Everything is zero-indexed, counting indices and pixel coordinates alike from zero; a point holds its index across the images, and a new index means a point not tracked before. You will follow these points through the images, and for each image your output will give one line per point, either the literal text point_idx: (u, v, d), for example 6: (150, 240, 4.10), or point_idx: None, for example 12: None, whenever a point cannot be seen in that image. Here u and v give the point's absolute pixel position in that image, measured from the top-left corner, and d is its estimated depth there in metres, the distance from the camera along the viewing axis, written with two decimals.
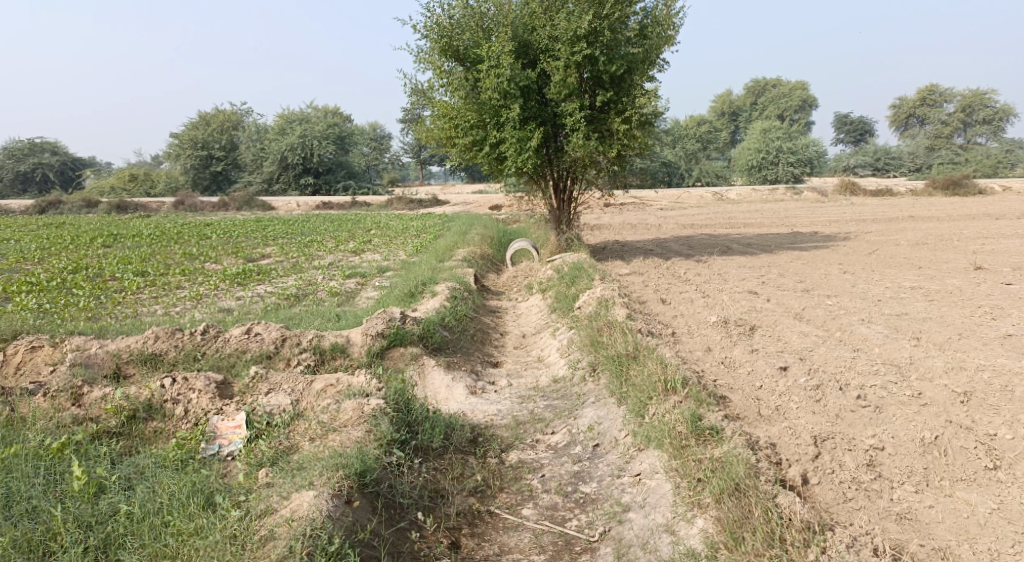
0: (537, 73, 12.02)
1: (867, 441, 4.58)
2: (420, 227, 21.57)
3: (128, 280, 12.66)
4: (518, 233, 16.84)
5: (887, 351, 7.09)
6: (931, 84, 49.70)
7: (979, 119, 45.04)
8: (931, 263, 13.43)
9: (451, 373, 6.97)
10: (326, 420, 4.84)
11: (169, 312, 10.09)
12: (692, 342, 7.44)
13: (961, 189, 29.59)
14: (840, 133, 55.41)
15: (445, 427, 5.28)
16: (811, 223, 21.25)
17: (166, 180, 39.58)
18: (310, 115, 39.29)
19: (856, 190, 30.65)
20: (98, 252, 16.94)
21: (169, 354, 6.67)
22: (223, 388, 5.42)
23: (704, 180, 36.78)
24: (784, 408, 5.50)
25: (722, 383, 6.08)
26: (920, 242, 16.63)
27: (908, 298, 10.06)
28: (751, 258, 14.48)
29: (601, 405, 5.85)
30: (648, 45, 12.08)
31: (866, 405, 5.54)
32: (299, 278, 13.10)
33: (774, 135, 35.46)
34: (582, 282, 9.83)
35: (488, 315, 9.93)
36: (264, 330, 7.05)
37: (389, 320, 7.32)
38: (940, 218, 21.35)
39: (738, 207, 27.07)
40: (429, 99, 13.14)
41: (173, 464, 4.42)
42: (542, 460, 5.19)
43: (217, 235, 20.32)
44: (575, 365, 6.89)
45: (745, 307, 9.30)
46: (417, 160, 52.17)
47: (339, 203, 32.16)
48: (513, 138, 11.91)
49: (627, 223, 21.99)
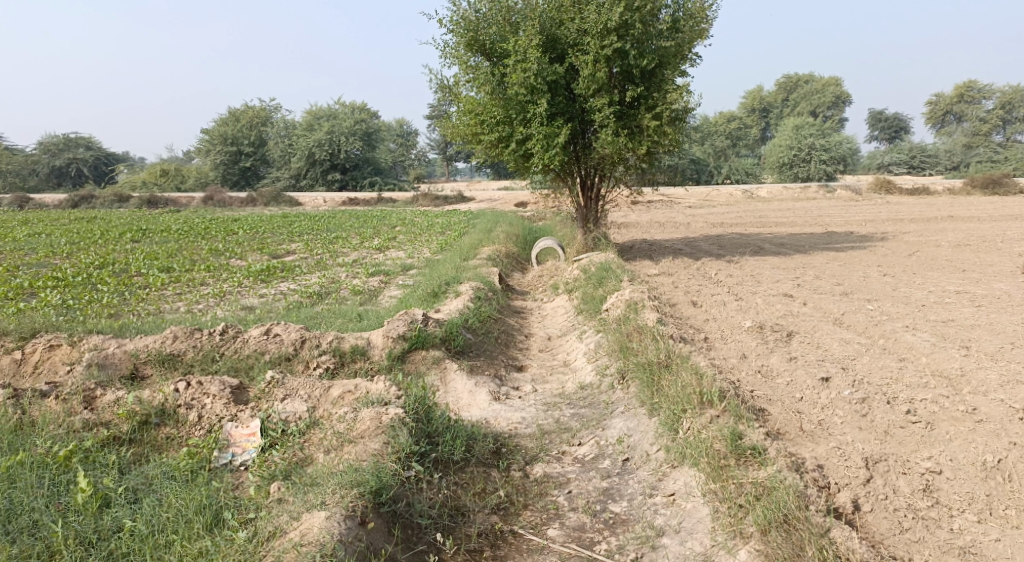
0: (565, 68, 11.71)
1: (923, 464, 4.24)
2: (445, 224, 21.39)
3: (152, 276, 12.61)
4: (544, 231, 16.58)
5: (936, 361, 6.70)
6: (970, 80, 48.39)
7: (1019, 116, 43.87)
8: (975, 266, 12.91)
9: (474, 378, 6.73)
10: (342, 429, 4.59)
11: (191, 310, 9.98)
12: (726, 349, 7.12)
13: (1001, 188, 28.70)
14: (874, 131, 54.28)
15: (467, 439, 5.02)
16: (846, 223, 20.71)
17: (196, 175, 39.90)
18: (338, 111, 39.33)
19: (891, 189, 29.89)
20: (125, 247, 16.98)
21: (187, 355, 6.50)
22: (238, 394, 5.18)
23: (734, 177, 36.23)
24: (827, 423, 5.17)
25: (759, 393, 5.76)
26: (962, 243, 16.05)
27: (953, 303, 9.61)
28: (784, 259, 14.03)
29: (631, 416, 5.55)
30: (681, 38, 11.73)
31: (916, 422, 5.19)
32: (323, 275, 12.95)
33: (806, 132, 34.74)
34: (610, 283, 9.52)
35: (514, 316, 9.66)
36: (284, 330, 6.85)
37: (412, 322, 7.08)
38: (981, 219, 20.66)
39: (769, 205, 26.55)
40: (455, 94, 12.89)
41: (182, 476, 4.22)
42: (568, 474, 4.91)
43: (243, 231, 20.31)
44: (603, 372, 6.61)
45: (781, 311, 8.94)
46: (445, 156, 52.08)
47: (365, 199, 32.15)
48: (540, 134, 11.63)
49: (655, 221, 21.61)
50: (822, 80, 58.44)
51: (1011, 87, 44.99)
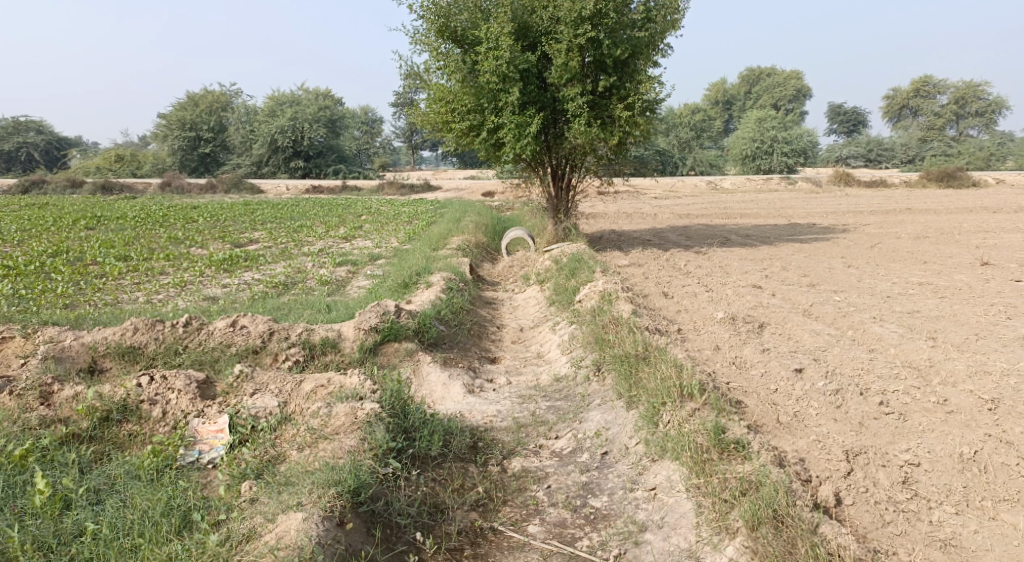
0: (538, 56, 11.61)
1: (901, 457, 4.26)
2: (412, 213, 21.14)
3: (109, 265, 12.23)
4: (512, 220, 16.49)
5: (904, 352, 6.78)
6: (925, 75, 49.38)
7: (972, 111, 44.98)
8: (935, 258, 13.15)
9: (447, 371, 6.63)
10: (316, 425, 4.46)
11: (151, 301, 9.69)
12: (699, 340, 7.13)
13: (956, 182, 29.37)
14: (833, 124, 55.13)
15: (444, 434, 4.92)
16: (808, 215, 20.98)
17: (153, 161, 38.91)
18: (301, 97, 38.60)
19: (851, 181, 30.39)
20: (80, 234, 16.44)
21: (149, 348, 6.30)
22: (205, 388, 4.98)
23: (698, 169, 36.56)
24: (803, 415, 5.19)
25: (735, 385, 5.75)
26: (921, 235, 16.36)
27: (917, 295, 9.77)
28: (751, 250, 14.13)
29: (608, 409, 5.51)
30: (653, 29, 11.70)
31: (890, 413, 5.24)
32: (288, 265, 12.68)
33: (768, 124, 35.10)
34: (583, 274, 9.47)
35: (485, 307, 9.55)
36: (251, 322, 6.67)
37: (383, 313, 6.94)
38: (938, 211, 21.10)
39: (733, 197, 26.80)
40: (425, 81, 12.70)
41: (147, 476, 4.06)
42: (547, 468, 4.84)
43: (204, 219, 19.85)
44: (578, 364, 6.55)
45: (751, 302, 8.98)
46: (409, 144, 51.56)
47: (329, 187, 31.68)
48: (512, 123, 11.52)
49: (622, 212, 21.65)
50: (784, 74, 59.14)
51: (965, 83, 46.04)
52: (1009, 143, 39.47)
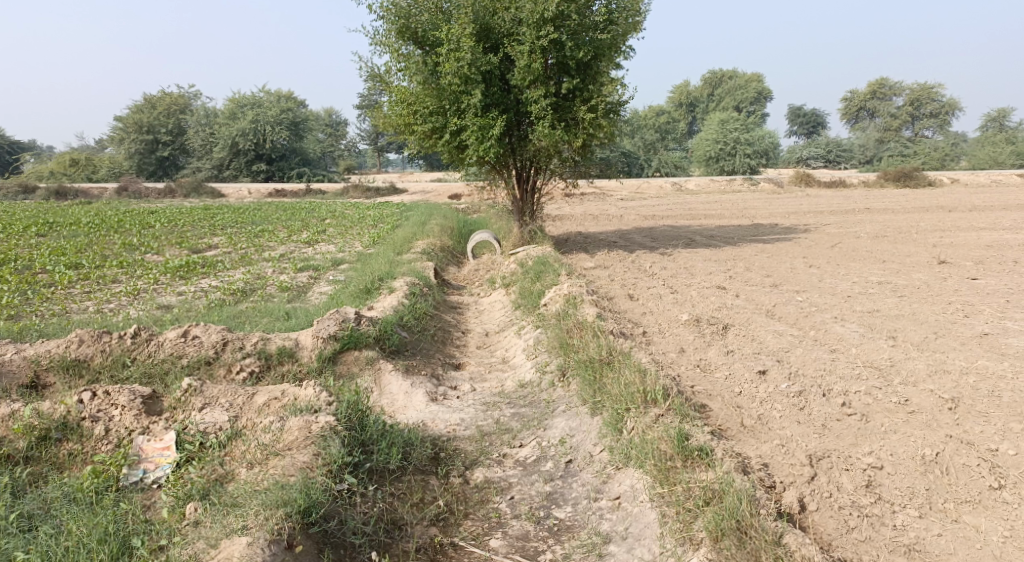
0: (500, 58, 11.50)
1: (864, 460, 4.24)
2: (376, 216, 20.92)
3: (59, 273, 11.87)
4: (477, 223, 16.38)
5: (865, 352, 6.81)
6: (881, 78, 50.35)
7: (927, 113, 46.04)
8: (894, 257, 13.33)
9: (410, 378, 6.50)
10: (268, 440, 4.31)
11: (102, 310, 9.39)
12: (664, 343, 7.09)
13: (912, 182, 29.96)
14: (793, 125, 55.96)
15: (403, 445, 4.79)
16: (770, 215, 21.20)
17: (109, 165, 38.02)
18: (263, 99, 38.01)
19: (811, 182, 30.82)
20: (30, 242, 15.97)
21: (95, 361, 6.15)
22: (151, 403, 4.81)
23: (663, 170, 36.90)
24: (767, 418, 5.16)
25: (699, 389, 5.71)
26: (880, 235, 16.61)
27: (877, 294, 9.87)
28: (715, 251, 14.20)
29: (572, 415, 5.42)
30: (615, 31, 11.67)
31: (852, 414, 5.23)
32: (247, 271, 12.44)
33: (731, 126, 35.45)
34: (547, 277, 9.39)
35: (449, 311, 9.43)
36: (204, 332, 6.49)
37: (343, 320, 6.77)
38: (896, 211, 21.47)
39: (697, 198, 27.01)
40: (386, 83, 12.52)
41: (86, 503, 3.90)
42: (510, 479, 4.74)
43: (161, 224, 19.40)
44: (543, 369, 6.46)
45: (715, 304, 8.98)
46: (374, 147, 51.14)
47: (292, 190, 31.24)
48: (474, 125, 11.41)
49: (588, 214, 21.63)
50: (745, 77, 59.89)
51: (919, 85, 47.04)
52: (962, 143, 40.44)
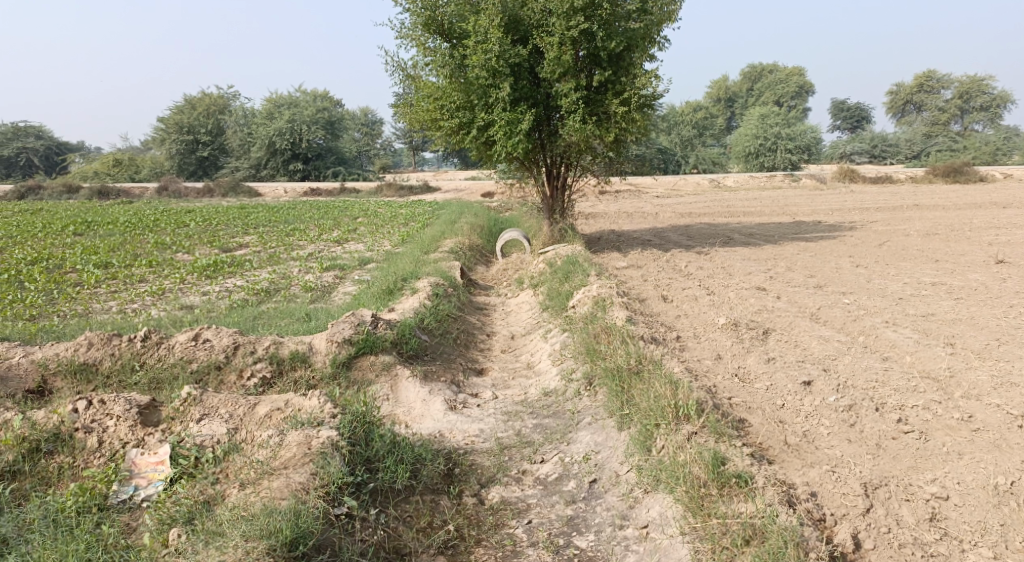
0: (529, 51, 11.11)
1: (928, 489, 3.75)
2: (409, 215, 20.69)
3: (88, 273, 11.81)
4: (509, 222, 16.02)
5: (921, 360, 6.26)
6: (929, 70, 48.69)
7: (977, 106, 44.46)
8: (947, 256, 12.62)
9: (427, 386, 6.15)
10: (264, 457, 4.00)
11: (124, 311, 9.23)
12: (699, 349, 6.63)
13: (962, 177, 28.77)
14: (836, 120, 54.46)
15: (412, 463, 4.45)
16: (813, 212, 20.45)
17: (151, 165, 38.58)
18: (300, 99, 38.13)
19: (855, 178, 29.82)
20: (65, 241, 16.06)
21: (103, 365, 5.93)
22: (148, 413, 4.53)
23: (700, 167, 36.18)
24: (813, 435, 4.70)
25: (738, 401, 5.24)
26: (931, 232, 15.80)
27: (931, 296, 9.23)
28: (754, 250, 13.60)
29: (598, 429, 5.02)
30: (649, 21, 11.20)
31: (909, 432, 4.74)
32: (273, 270, 12.24)
33: (771, 121, 34.52)
34: (576, 278, 8.95)
35: (476, 313, 9.07)
36: (215, 335, 6.21)
37: (359, 324, 6.43)
38: (946, 207, 20.56)
39: (736, 195, 26.28)
40: (413, 78, 12.21)
41: (63, 531, 3.64)
42: (529, 500, 4.37)
43: (195, 223, 19.41)
44: (569, 377, 6.05)
45: (756, 307, 8.45)
46: (410, 146, 51.16)
47: (327, 189, 31.24)
48: (502, 120, 11.02)
49: (624, 211, 21.09)
50: (786, 71, 58.54)
51: (969, 78, 45.46)
52: (1015, 137, 38.89)
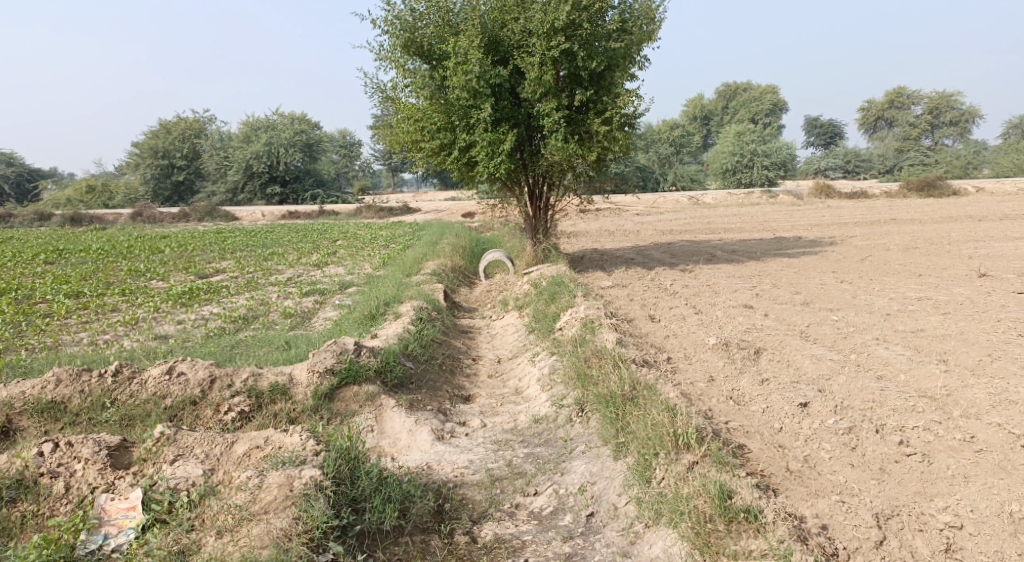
0: (509, 71, 11.03)
1: (941, 518, 3.76)
2: (389, 236, 20.48)
3: (59, 303, 11.46)
4: (491, 242, 15.86)
5: (916, 378, 6.15)
6: (899, 86, 49.48)
7: (946, 121, 45.20)
8: (930, 269, 12.63)
9: (413, 415, 5.95)
10: (243, 500, 3.78)
11: (96, 342, 8.92)
12: (691, 371, 6.48)
13: (936, 191, 29.08)
14: (810, 136, 55.07)
15: (401, 500, 4.24)
16: (792, 228, 20.51)
17: (125, 191, 38.04)
18: (277, 122, 37.86)
19: (831, 193, 30.06)
20: (36, 270, 15.64)
21: (72, 402, 5.66)
22: (119, 455, 4.27)
23: (679, 184, 36.34)
24: (815, 460, 4.55)
25: (735, 426, 5.08)
26: (911, 246, 15.84)
27: (918, 311, 9.18)
28: (738, 267, 13.54)
29: (592, 458, 4.85)
30: (629, 40, 11.16)
31: (912, 454, 4.61)
32: (251, 296, 11.97)
33: (747, 138, 34.79)
34: (562, 299, 8.79)
35: (460, 336, 8.87)
36: (191, 368, 5.96)
37: (341, 353, 6.20)
38: (923, 220, 20.72)
39: (715, 211, 26.34)
40: (392, 99, 12.06)
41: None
42: (523, 536, 4.19)
43: (171, 249, 19.05)
44: (559, 403, 5.87)
45: (745, 325, 8.33)
46: (388, 167, 51.00)
47: (306, 212, 30.93)
48: (484, 141, 10.90)
49: (605, 230, 21.01)
50: (760, 88, 59.24)
51: (938, 93, 46.24)
52: (985, 151, 39.53)
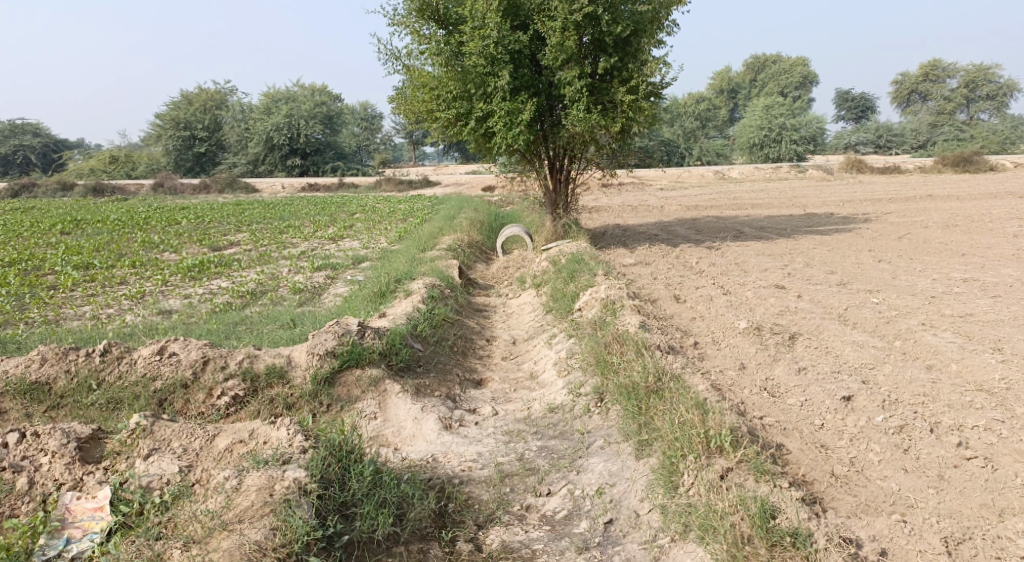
0: (530, 37, 10.44)
1: (1023, 545, 3.38)
2: (408, 210, 20.00)
3: (66, 274, 11.17)
4: (510, 217, 15.34)
5: (971, 370, 5.57)
6: (935, 59, 47.72)
7: (982, 95, 43.56)
8: (974, 249, 11.88)
9: (420, 402, 5.50)
10: (215, 506, 3.40)
11: (97, 317, 8.61)
12: (721, 358, 5.96)
13: (973, 166, 27.90)
14: (840, 111, 53.49)
15: (397, 504, 3.82)
16: (824, 204, 19.72)
17: (147, 161, 37.93)
18: (298, 94, 37.35)
19: (863, 168, 29.05)
20: (51, 240, 15.41)
21: (57, 383, 5.33)
22: (90, 448, 3.89)
23: (705, 159, 35.39)
24: (862, 463, 4.06)
25: (771, 422, 4.58)
26: (951, 224, 15.05)
27: (966, 294, 8.52)
28: (768, 244, 12.91)
29: (612, 455, 4.39)
30: (657, 3, 10.50)
31: (973, 458, 4.09)
32: (262, 270, 11.60)
33: (776, 111, 33.71)
34: (583, 278, 8.27)
35: (474, 315, 8.42)
36: (183, 348, 5.56)
37: (343, 334, 5.75)
38: (962, 197, 19.81)
39: (742, 186, 25.56)
40: (406, 67, 11.52)
41: None
42: (533, 545, 3.76)
43: (187, 221, 18.78)
44: (576, 391, 5.39)
45: (777, 308, 7.77)
46: (410, 140, 50.40)
47: (325, 185, 30.54)
48: (502, 111, 10.35)
49: (629, 205, 20.38)
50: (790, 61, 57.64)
51: (974, 66, 44.55)
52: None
